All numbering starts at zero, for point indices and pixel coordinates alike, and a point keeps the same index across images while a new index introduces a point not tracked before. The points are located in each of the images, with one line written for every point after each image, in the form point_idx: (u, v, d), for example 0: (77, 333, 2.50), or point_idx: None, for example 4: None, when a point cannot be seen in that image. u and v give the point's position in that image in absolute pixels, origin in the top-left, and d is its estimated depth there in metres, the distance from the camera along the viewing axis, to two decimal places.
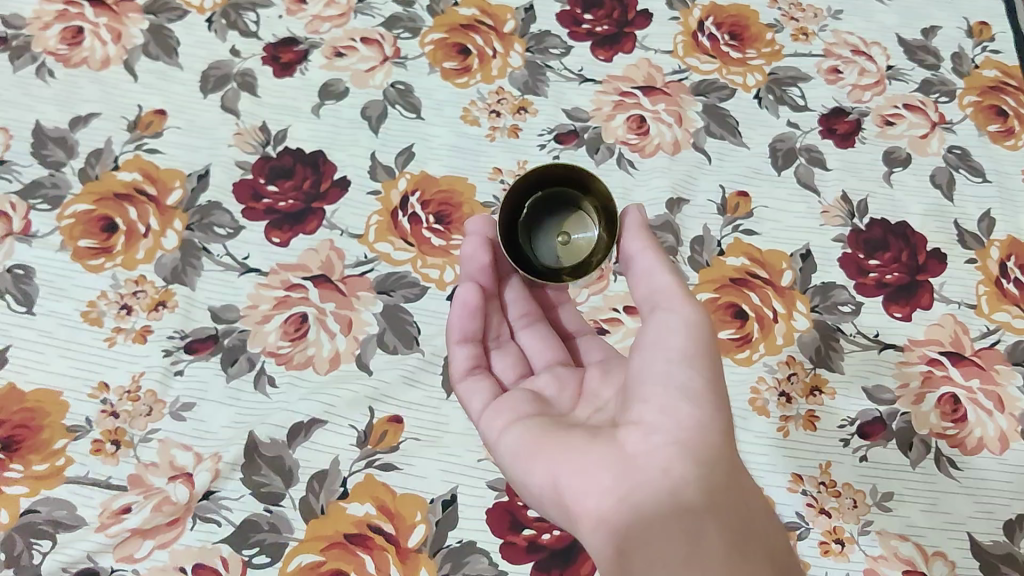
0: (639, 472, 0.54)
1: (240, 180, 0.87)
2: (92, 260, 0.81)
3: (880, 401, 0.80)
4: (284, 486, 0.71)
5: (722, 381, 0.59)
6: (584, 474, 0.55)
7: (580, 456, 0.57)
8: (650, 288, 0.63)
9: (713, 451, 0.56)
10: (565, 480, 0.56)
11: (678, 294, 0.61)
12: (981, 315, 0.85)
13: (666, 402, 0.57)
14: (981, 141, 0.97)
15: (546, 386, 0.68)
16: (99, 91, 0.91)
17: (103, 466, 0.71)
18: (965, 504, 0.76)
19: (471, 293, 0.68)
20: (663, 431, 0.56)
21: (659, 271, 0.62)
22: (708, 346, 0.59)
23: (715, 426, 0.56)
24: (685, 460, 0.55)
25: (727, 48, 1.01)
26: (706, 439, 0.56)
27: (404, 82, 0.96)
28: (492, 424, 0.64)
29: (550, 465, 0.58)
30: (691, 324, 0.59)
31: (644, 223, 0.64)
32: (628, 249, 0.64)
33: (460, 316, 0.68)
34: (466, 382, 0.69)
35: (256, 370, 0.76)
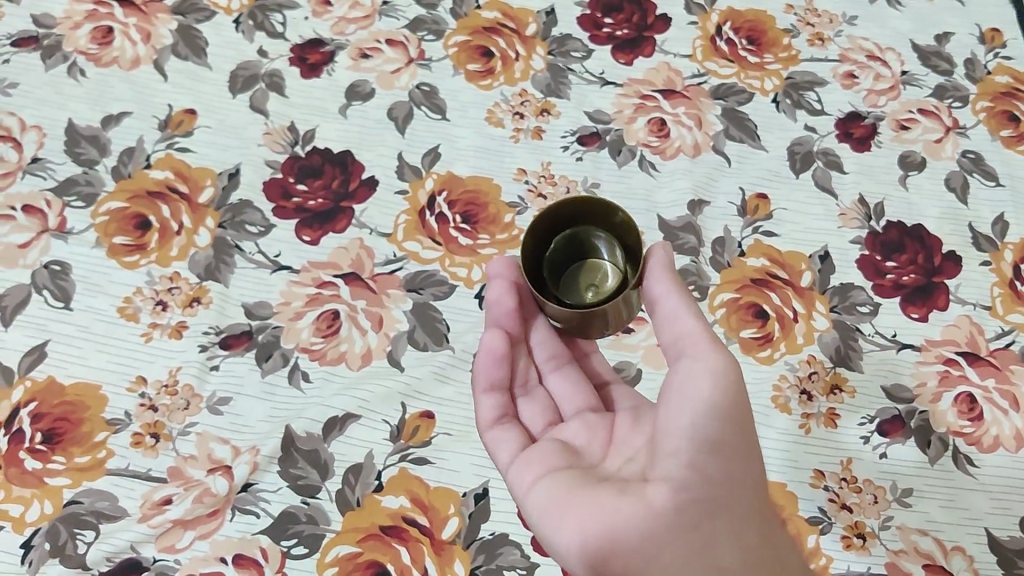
0: (674, 531, 0.57)
1: (270, 179, 0.89)
2: (128, 257, 0.83)
3: (898, 400, 0.82)
4: (321, 480, 0.73)
5: (747, 422, 0.59)
6: (619, 527, 0.57)
7: (610, 507, 0.58)
8: (676, 329, 0.62)
9: (738, 503, 0.59)
10: (595, 532, 0.57)
11: (705, 339, 0.60)
12: (996, 316, 0.87)
13: (692, 457, 0.58)
14: (994, 145, 0.99)
15: (577, 435, 0.68)
16: (130, 90, 0.93)
17: (143, 459, 0.73)
18: (983, 500, 0.77)
19: (498, 340, 0.69)
20: (694, 488, 0.58)
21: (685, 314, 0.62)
22: (737, 393, 0.58)
23: (742, 477, 0.59)
24: (715, 515, 0.58)
25: (745, 52, 1.03)
26: (732, 493, 0.59)
27: (429, 83, 0.97)
28: (518, 477, 0.64)
29: (577, 517, 0.58)
30: (718, 370, 0.59)
31: (667, 264, 0.64)
32: (653, 289, 0.64)
33: (486, 362, 0.70)
34: (494, 432, 0.69)
35: (291, 366, 0.78)
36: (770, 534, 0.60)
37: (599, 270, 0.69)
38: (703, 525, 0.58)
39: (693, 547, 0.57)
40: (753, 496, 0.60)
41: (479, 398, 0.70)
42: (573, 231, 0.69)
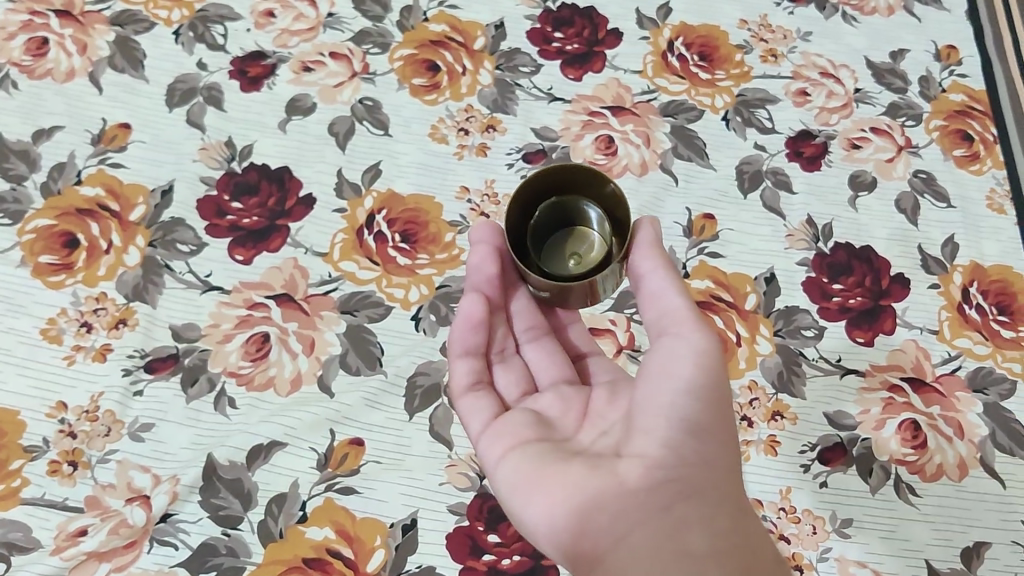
0: (642, 506, 0.56)
1: (204, 196, 0.87)
2: (53, 277, 0.80)
3: (841, 427, 0.80)
4: (242, 510, 0.71)
5: (725, 407, 0.59)
6: (586, 498, 0.57)
7: (581, 480, 0.57)
8: (660, 310, 0.62)
9: (714, 487, 0.57)
10: (564, 503, 0.57)
11: (690, 322, 0.60)
12: (943, 340, 0.86)
13: (668, 434, 0.58)
14: (946, 166, 0.97)
15: (551, 406, 0.67)
16: (63, 103, 0.90)
17: (60, 488, 0.71)
18: (923, 531, 0.76)
19: (477, 304, 0.67)
20: (668, 466, 0.57)
21: (669, 293, 0.62)
22: (717, 377, 0.59)
23: (717, 463, 0.58)
24: (687, 496, 0.57)
25: (696, 69, 1.01)
26: (708, 475, 0.58)
27: (372, 98, 0.95)
28: (490, 449, 0.63)
29: (548, 486, 0.58)
30: (701, 352, 0.59)
31: (656, 242, 0.64)
32: (638, 267, 0.64)
33: (462, 328, 0.67)
34: (468, 398, 0.67)
35: (217, 391, 0.76)
36: (748, 523, 0.57)
37: (585, 240, 0.67)
38: (672, 507, 0.56)
39: (665, 526, 0.55)
40: (730, 485, 0.58)
41: (453, 362, 0.68)
42: (558, 200, 0.66)
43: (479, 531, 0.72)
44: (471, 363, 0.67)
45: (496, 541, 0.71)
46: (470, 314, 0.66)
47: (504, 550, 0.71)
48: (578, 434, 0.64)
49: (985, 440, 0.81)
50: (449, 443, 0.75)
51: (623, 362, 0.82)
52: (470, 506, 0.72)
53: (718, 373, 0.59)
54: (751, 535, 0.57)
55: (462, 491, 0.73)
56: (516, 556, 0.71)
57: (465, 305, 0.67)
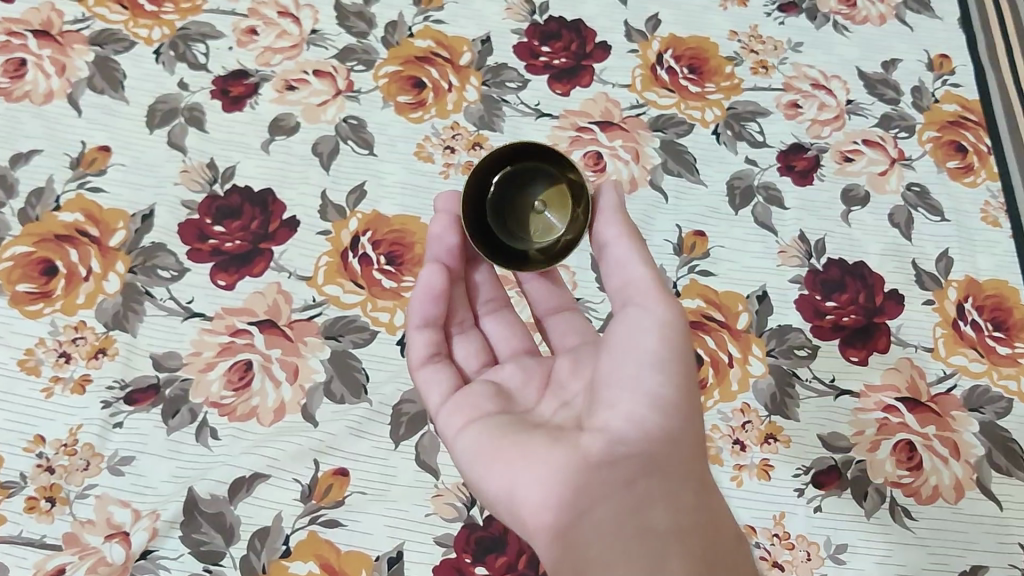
0: (604, 481, 0.53)
1: (186, 220, 0.85)
2: (31, 306, 0.79)
3: (835, 449, 0.79)
4: (225, 545, 0.70)
5: (692, 384, 0.57)
6: (545, 473, 0.54)
7: (540, 455, 0.55)
8: (623, 279, 0.60)
9: (678, 464, 0.55)
10: (522, 477, 0.54)
11: (655, 294, 0.58)
12: (938, 358, 0.85)
13: (633, 409, 0.55)
14: (940, 178, 0.96)
15: (512, 375, 0.65)
16: (42, 126, 0.89)
17: (38, 525, 0.69)
18: (919, 556, 0.75)
19: (437, 276, 0.63)
20: (632, 440, 0.54)
21: (632, 262, 0.60)
22: (683, 351, 0.57)
23: (683, 441, 0.55)
24: (650, 473, 0.54)
25: (685, 82, 1.00)
26: (673, 449, 0.55)
27: (357, 116, 0.94)
28: (450, 423, 0.61)
29: (506, 462, 0.56)
30: (665, 324, 0.57)
31: (620, 208, 0.61)
32: (604, 236, 0.61)
33: (421, 299, 0.64)
34: (426, 370, 0.64)
35: (199, 422, 0.75)
36: (710, 498, 0.55)
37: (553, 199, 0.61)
38: (636, 484, 0.53)
39: (627, 501, 0.53)
40: (694, 461, 0.56)
41: (410, 334, 0.65)
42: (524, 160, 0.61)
43: (466, 563, 0.71)
44: (428, 334, 0.65)
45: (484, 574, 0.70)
46: (428, 286, 0.63)
47: None
48: (538, 406, 0.62)
49: (981, 460, 0.79)
50: (436, 472, 0.74)
51: None
52: (457, 537, 0.71)
53: (682, 347, 0.57)
54: (717, 516, 0.54)
55: (449, 521, 0.72)
56: None
57: (425, 275, 0.63)
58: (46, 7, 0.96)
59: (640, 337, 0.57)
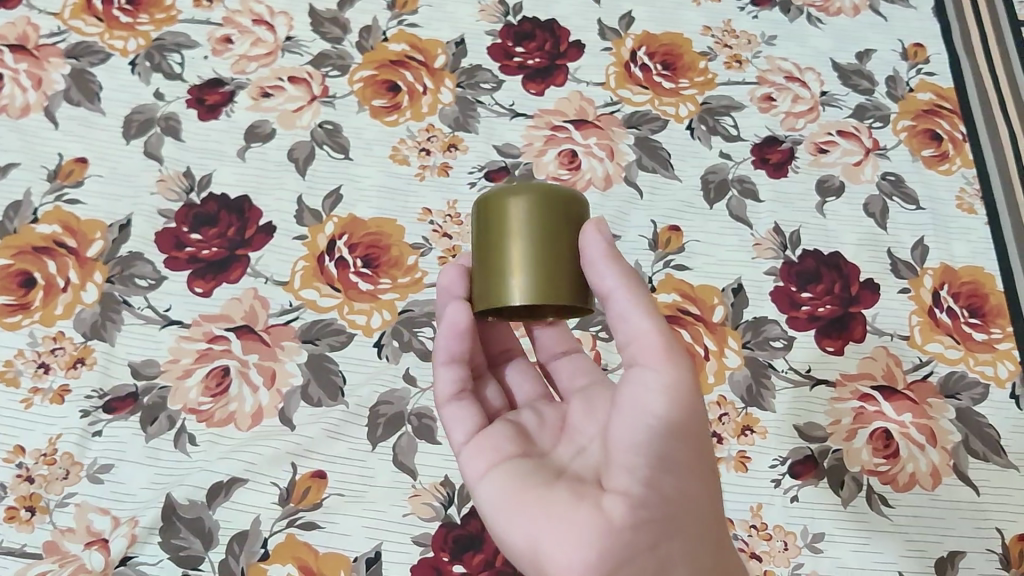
0: (632, 546, 0.51)
1: (163, 229, 0.86)
2: (10, 318, 0.79)
3: (811, 439, 0.79)
4: (203, 549, 0.70)
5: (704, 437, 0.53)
6: (571, 538, 0.52)
7: (564, 516, 0.53)
8: (627, 333, 0.53)
9: (694, 521, 0.53)
10: (545, 540, 0.52)
11: (660, 349, 0.51)
12: (914, 346, 0.85)
13: (652, 472, 0.51)
14: (915, 167, 0.96)
15: (528, 415, 0.63)
16: (19, 140, 0.90)
17: (18, 534, 0.70)
18: (896, 543, 0.75)
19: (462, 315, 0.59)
20: (652, 504, 0.52)
21: (634, 315, 0.52)
22: (694, 404, 0.51)
23: (698, 497, 0.54)
24: (672, 534, 0.53)
25: (659, 78, 1.00)
26: (689, 506, 0.53)
27: (332, 121, 0.94)
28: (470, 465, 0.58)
29: (531, 520, 0.54)
30: (680, 378, 0.51)
31: (609, 250, 0.54)
32: (601, 285, 0.54)
33: (447, 337, 0.60)
34: (451, 407, 0.61)
35: (177, 429, 0.75)
36: (722, 550, 0.56)
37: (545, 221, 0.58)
38: (659, 547, 0.52)
39: (649, 564, 0.52)
40: (709, 510, 0.55)
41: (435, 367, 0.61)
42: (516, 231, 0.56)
43: (444, 561, 0.71)
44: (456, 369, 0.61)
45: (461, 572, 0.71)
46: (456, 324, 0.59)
47: None
48: (557, 449, 0.60)
49: (958, 446, 0.80)
50: (413, 473, 0.75)
51: None
52: (434, 536, 0.72)
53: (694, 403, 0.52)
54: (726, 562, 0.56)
55: (427, 521, 0.73)
56: None
57: (449, 312, 0.59)
58: (23, 21, 0.97)
59: (643, 400, 0.51)
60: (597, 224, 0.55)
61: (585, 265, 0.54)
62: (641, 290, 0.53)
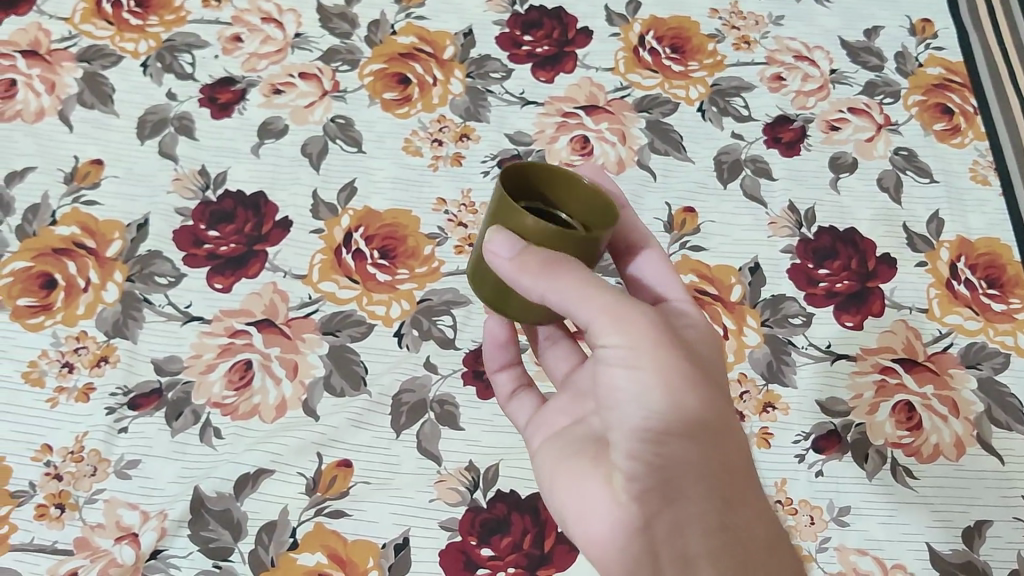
0: (638, 519, 0.56)
1: (180, 227, 0.86)
2: (32, 319, 0.80)
3: (834, 414, 0.79)
4: (233, 540, 0.71)
5: (691, 399, 0.54)
6: (587, 504, 0.58)
7: (582, 485, 0.59)
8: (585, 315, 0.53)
9: (698, 484, 0.56)
10: (571, 501, 0.60)
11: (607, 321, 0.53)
12: (933, 318, 0.85)
13: (632, 448, 0.56)
14: (928, 141, 0.96)
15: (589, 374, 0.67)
16: (34, 143, 0.90)
17: (48, 531, 0.70)
18: (923, 514, 0.75)
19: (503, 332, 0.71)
20: (641, 479, 0.56)
21: (582, 304, 0.52)
22: (669, 375, 0.54)
23: (697, 461, 0.56)
24: (673, 502, 0.56)
25: (669, 62, 1.01)
26: (689, 474, 0.56)
27: (344, 116, 0.95)
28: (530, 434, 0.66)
29: (561, 486, 0.61)
30: (635, 353, 0.54)
31: (510, 258, 0.52)
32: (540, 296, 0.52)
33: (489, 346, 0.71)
34: (513, 403, 0.70)
35: (202, 423, 0.76)
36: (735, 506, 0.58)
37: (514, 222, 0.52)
38: (664, 516, 0.57)
39: (665, 529, 0.57)
40: (716, 468, 0.57)
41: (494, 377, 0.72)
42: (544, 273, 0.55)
43: (472, 546, 0.72)
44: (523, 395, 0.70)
45: (490, 555, 0.71)
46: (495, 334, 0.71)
47: (498, 563, 0.71)
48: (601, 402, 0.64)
49: (981, 416, 0.80)
50: (438, 459, 0.75)
51: None
52: (461, 521, 0.72)
53: (660, 364, 0.54)
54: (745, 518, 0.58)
55: (453, 506, 0.73)
56: (510, 568, 0.71)
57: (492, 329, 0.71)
58: (34, 27, 0.98)
59: (618, 377, 0.55)
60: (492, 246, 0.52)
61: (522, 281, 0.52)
62: (557, 279, 0.51)
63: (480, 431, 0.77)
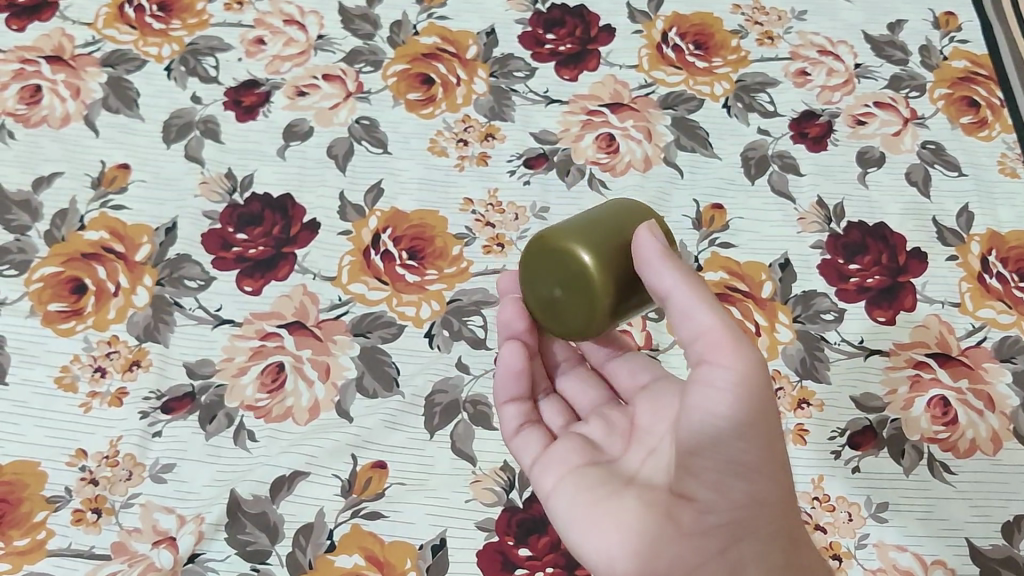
0: (696, 558, 0.53)
1: (208, 231, 0.86)
2: (64, 324, 0.80)
3: (869, 410, 0.79)
4: (270, 543, 0.71)
5: (773, 423, 0.51)
6: (632, 539, 0.54)
7: (631, 524, 0.54)
8: (689, 329, 0.51)
9: (768, 522, 0.53)
10: (609, 542, 0.54)
11: (729, 346, 0.49)
12: (965, 312, 0.84)
13: (719, 479, 0.51)
14: (955, 134, 0.95)
15: (596, 426, 0.63)
16: (61, 149, 0.90)
17: (86, 536, 0.70)
18: (961, 509, 0.74)
19: (516, 356, 0.63)
20: (719, 511, 0.52)
21: (696, 310, 0.50)
22: (762, 402, 0.50)
23: (767, 495, 0.52)
24: (739, 538, 0.53)
25: (692, 58, 1.00)
26: (759, 513, 0.53)
27: (369, 117, 0.94)
28: (542, 480, 0.60)
29: (599, 523, 0.55)
30: (744, 379, 0.49)
31: (664, 251, 0.53)
32: (658, 283, 0.52)
33: (503, 377, 0.64)
34: (517, 440, 0.63)
35: (236, 426, 0.76)
36: (800, 544, 0.55)
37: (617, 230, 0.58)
38: (728, 550, 0.53)
39: (722, 568, 0.54)
40: (779, 502, 0.53)
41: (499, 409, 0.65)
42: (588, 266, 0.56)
43: (509, 546, 0.71)
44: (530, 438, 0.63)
45: (527, 555, 0.71)
46: (512, 367, 0.63)
47: (536, 563, 0.71)
48: (628, 454, 0.59)
49: (1017, 410, 0.79)
50: (473, 460, 0.75)
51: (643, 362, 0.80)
52: (498, 522, 0.72)
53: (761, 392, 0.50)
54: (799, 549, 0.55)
55: (489, 506, 0.73)
56: (548, 568, 0.70)
57: (504, 354, 0.63)
58: (57, 33, 0.98)
59: (713, 401, 0.49)
60: (649, 228, 0.54)
61: (640, 267, 0.53)
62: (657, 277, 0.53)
63: None
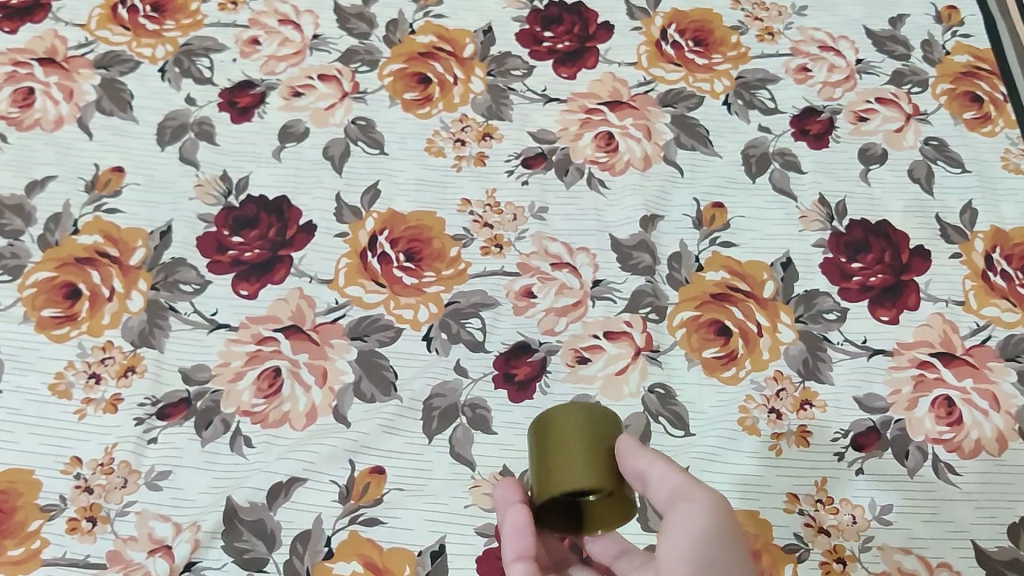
0: None
1: (204, 234, 0.85)
2: (58, 329, 0.79)
3: (872, 410, 0.78)
4: (267, 551, 0.70)
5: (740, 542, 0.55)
6: None
7: None
8: (662, 490, 0.56)
9: None
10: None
11: (697, 488, 0.56)
12: (970, 311, 0.83)
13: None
14: (958, 130, 0.94)
15: None
16: (54, 152, 0.89)
17: (81, 545, 0.69)
18: (967, 511, 0.74)
19: (513, 490, 0.61)
20: None
21: (664, 470, 0.56)
22: (731, 517, 0.55)
23: None
24: None
25: (692, 54, 0.99)
26: None
27: (365, 118, 0.93)
28: None
29: None
30: (715, 511, 0.55)
31: (640, 443, 0.58)
32: (630, 466, 0.58)
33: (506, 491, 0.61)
34: None
35: (232, 432, 0.75)
36: None
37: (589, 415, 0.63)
38: None
39: None
40: None
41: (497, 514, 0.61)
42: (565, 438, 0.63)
43: None
44: None
45: None
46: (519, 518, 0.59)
47: None
48: None
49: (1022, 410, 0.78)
50: (472, 464, 0.74)
51: (643, 364, 0.79)
52: (498, 528, 0.71)
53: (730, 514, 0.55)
54: None
55: (489, 511, 0.72)
56: None
57: (501, 490, 0.62)
58: (50, 35, 0.97)
59: (690, 521, 0.54)
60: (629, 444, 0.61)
61: (618, 460, 0.59)
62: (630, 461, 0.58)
63: (513, 435, 0.76)
